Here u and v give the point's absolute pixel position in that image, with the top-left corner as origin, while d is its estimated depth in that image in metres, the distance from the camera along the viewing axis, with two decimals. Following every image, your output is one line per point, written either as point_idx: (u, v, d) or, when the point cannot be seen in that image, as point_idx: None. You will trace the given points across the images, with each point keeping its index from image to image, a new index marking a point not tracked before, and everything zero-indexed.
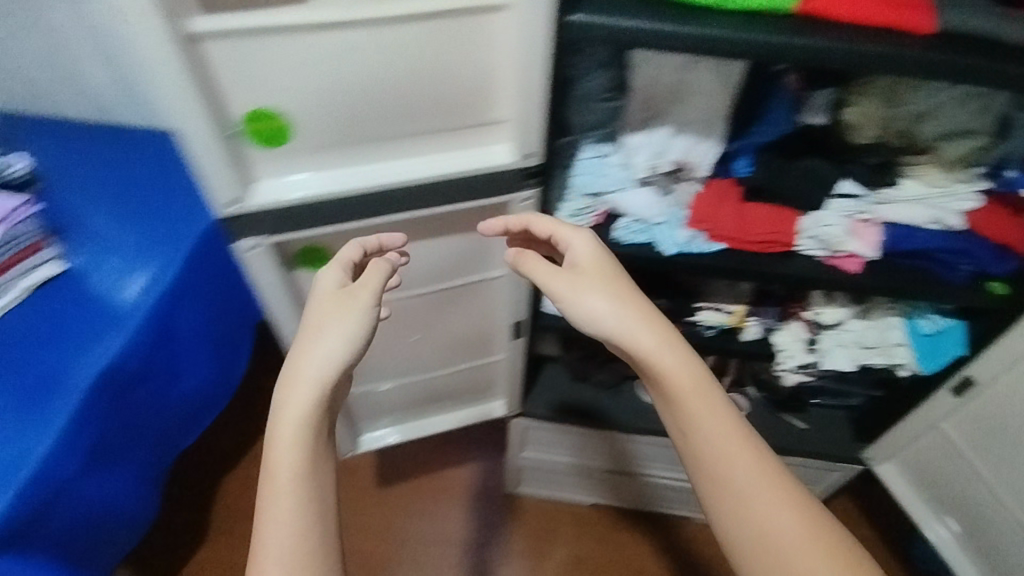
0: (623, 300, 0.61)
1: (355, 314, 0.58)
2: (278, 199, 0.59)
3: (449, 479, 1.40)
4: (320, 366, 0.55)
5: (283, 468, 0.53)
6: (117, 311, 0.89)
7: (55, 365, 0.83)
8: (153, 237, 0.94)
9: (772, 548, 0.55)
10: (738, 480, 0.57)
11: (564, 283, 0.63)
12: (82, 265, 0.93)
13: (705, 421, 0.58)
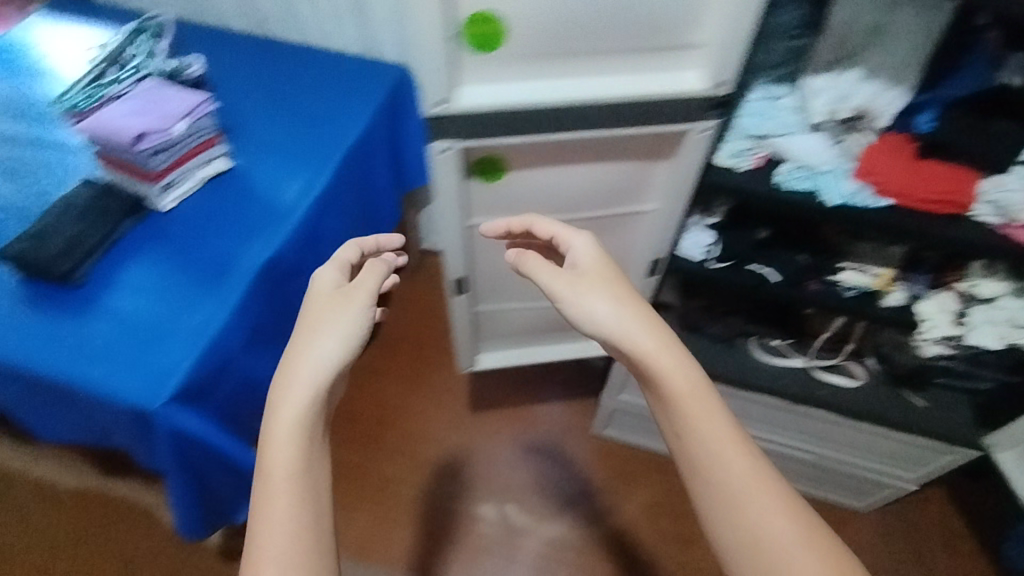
0: (632, 297, 0.61)
1: (356, 310, 0.57)
2: (479, 103, 0.64)
3: (534, 414, 1.47)
4: (321, 363, 0.53)
5: (285, 474, 0.49)
6: (278, 207, 0.97)
7: (230, 247, 0.92)
8: (313, 146, 1.05)
9: (774, 562, 0.49)
10: (726, 484, 0.52)
11: (568, 280, 0.63)
12: (248, 164, 1.01)
13: (691, 418, 0.54)
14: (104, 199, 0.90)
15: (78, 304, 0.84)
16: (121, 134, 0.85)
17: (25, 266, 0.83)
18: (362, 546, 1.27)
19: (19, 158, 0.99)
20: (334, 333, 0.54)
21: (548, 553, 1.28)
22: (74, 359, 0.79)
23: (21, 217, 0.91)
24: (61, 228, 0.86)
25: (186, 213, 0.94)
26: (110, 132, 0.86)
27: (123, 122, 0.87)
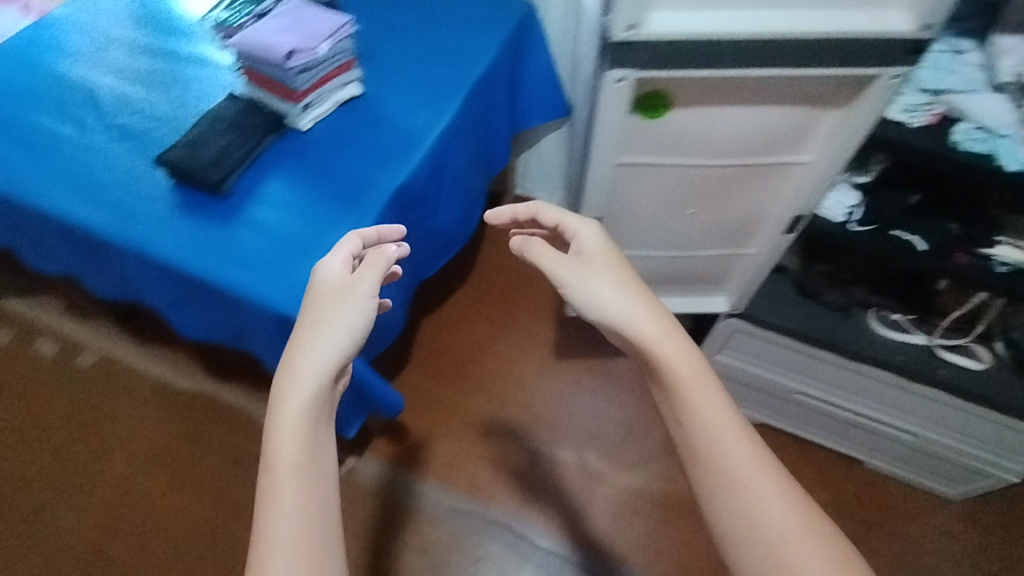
0: (633, 292, 0.63)
1: (359, 299, 0.60)
2: (669, 30, 0.62)
3: (617, 366, 1.48)
4: (328, 353, 0.55)
5: (300, 461, 0.51)
6: (408, 135, 0.98)
7: (364, 171, 0.94)
8: (443, 76, 1.05)
9: (771, 545, 0.50)
10: (723, 470, 0.53)
11: (571, 272, 0.66)
12: (378, 91, 1.02)
13: (689, 406, 0.56)
14: (250, 114, 0.93)
15: (227, 213, 0.88)
16: (274, 49, 0.88)
17: (182, 173, 0.87)
18: (447, 473, 1.32)
19: (171, 73, 1.03)
20: (339, 322, 0.57)
21: (625, 502, 1.30)
22: (227, 265, 0.85)
23: (174, 127, 0.96)
24: (213, 139, 0.90)
25: (322, 135, 0.96)
26: (263, 48, 0.88)
27: (275, 39, 0.90)
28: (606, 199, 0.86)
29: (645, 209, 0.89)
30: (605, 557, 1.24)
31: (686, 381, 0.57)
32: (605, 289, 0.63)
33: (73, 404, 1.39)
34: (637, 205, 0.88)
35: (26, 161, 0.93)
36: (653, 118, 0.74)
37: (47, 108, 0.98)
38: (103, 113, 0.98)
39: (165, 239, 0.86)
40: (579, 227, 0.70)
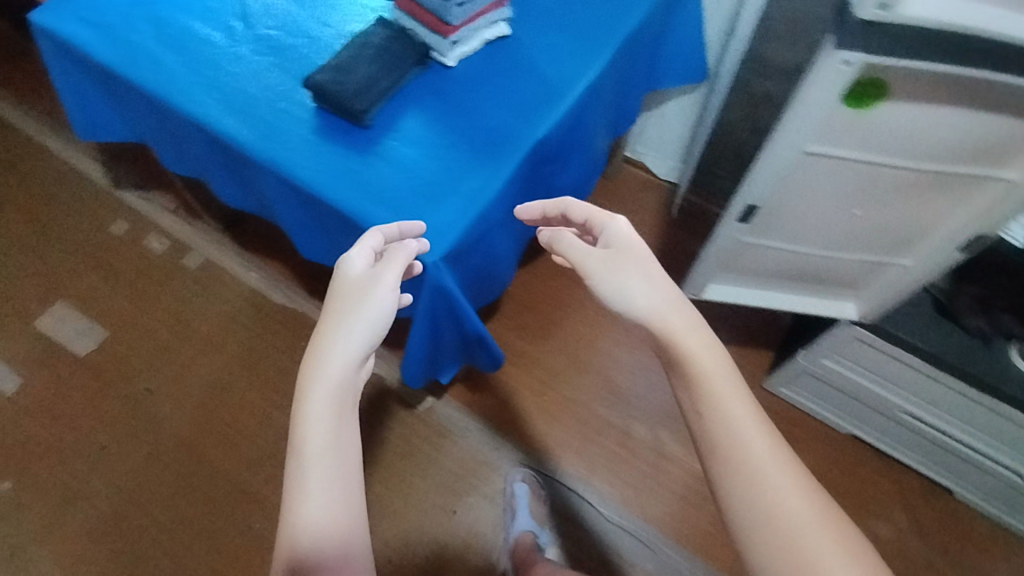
0: (659, 300, 0.61)
1: (382, 291, 0.61)
2: (921, 18, 0.56)
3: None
4: (351, 347, 0.58)
5: (325, 458, 0.53)
6: (553, 85, 0.93)
7: (506, 118, 0.90)
8: (595, 25, 0.98)
9: (787, 535, 0.49)
10: (738, 461, 0.52)
11: (597, 266, 0.65)
12: (527, 33, 0.96)
13: (707, 400, 0.55)
14: (400, 43, 0.90)
15: (369, 143, 0.87)
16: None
17: (330, 97, 0.86)
18: (520, 428, 1.33)
19: None
20: (363, 318, 0.59)
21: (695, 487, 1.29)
22: (364, 197, 0.83)
23: (320, 46, 0.94)
24: (364, 66, 0.88)
25: (466, 74, 0.92)
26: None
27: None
28: (768, 189, 0.80)
29: (803, 203, 0.82)
30: (667, 539, 1.24)
31: (704, 377, 0.57)
32: (633, 292, 0.62)
33: (177, 300, 1.45)
34: (794, 197, 0.82)
35: (176, 62, 0.93)
36: (856, 108, 0.67)
37: (197, 11, 0.98)
38: (250, 22, 0.96)
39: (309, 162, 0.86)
40: (609, 224, 0.69)
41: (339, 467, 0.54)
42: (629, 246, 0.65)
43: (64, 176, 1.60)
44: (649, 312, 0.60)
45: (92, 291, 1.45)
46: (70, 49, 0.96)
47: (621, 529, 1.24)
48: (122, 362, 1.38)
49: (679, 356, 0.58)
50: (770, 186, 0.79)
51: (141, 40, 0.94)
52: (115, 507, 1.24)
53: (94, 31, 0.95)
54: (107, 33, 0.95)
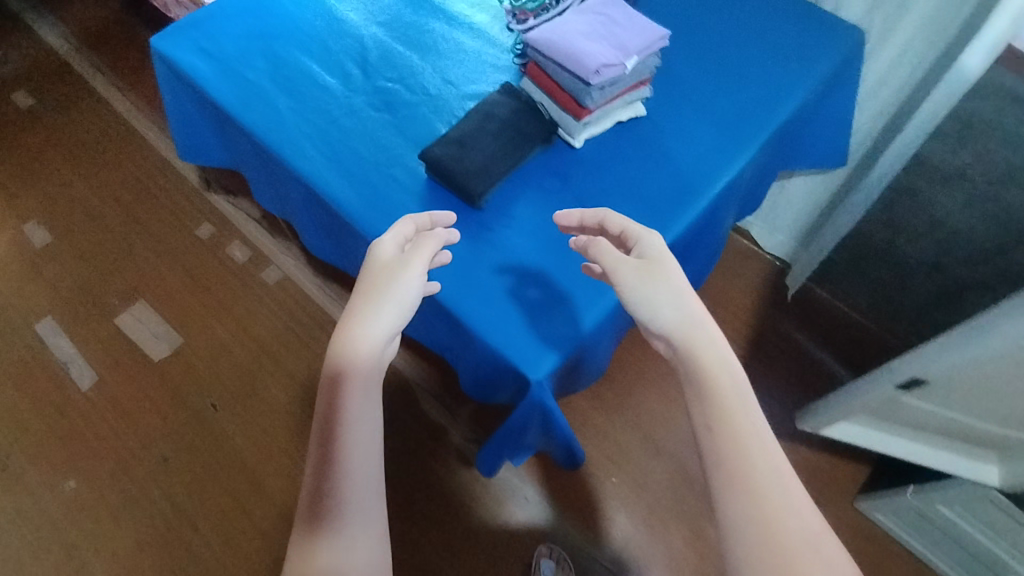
0: (688, 313, 0.58)
1: (414, 273, 0.62)
2: None
3: (797, 454, 1.28)
4: (380, 328, 0.57)
5: (348, 414, 0.52)
6: (688, 179, 0.82)
7: (633, 213, 0.79)
8: (742, 113, 0.87)
9: (779, 550, 0.44)
10: (745, 472, 0.48)
11: (628, 274, 0.62)
12: (665, 115, 0.86)
13: (721, 406, 0.51)
14: (527, 118, 0.82)
15: (480, 227, 0.79)
16: (591, 62, 0.73)
17: (446, 175, 0.79)
18: (580, 509, 1.24)
19: (443, 41, 0.94)
20: (398, 296, 0.60)
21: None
22: (469, 290, 0.75)
23: (438, 108, 0.87)
24: (487, 142, 0.80)
25: (593, 157, 0.83)
26: (576, 55, 0.74)
27: (591, 45, 0.75)
28: (947, 337, 0.77)
29: (977, 395, 0.81)
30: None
31: (719, 384, 0.53)
32: (663, 304, 0.59)
33: (251, 316, 1.44)
34: (966, 387, 0.81)
35: (288, 108, 0.87)
36: None
37: (317, 53, 0.92)
38: (369, 72, 0.91)
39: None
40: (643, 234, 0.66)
41: (361, 420, 0.52)
42: (664, 262, 0.63)
43: (159, 171, 1.61)
44: (678, 323, 0.57)
45: (172, 294, 1.46)
46: (184, 79, 0.92)
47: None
48: (191, 372, 1.38)
49: (698, 366, 0.54)
50: (952, 337, 0.76)
51: (256, 79, 0.90)
52: (166, 521, 1.24)
53: (211, 64, 0.91)
54: (224, 68, 0.90)
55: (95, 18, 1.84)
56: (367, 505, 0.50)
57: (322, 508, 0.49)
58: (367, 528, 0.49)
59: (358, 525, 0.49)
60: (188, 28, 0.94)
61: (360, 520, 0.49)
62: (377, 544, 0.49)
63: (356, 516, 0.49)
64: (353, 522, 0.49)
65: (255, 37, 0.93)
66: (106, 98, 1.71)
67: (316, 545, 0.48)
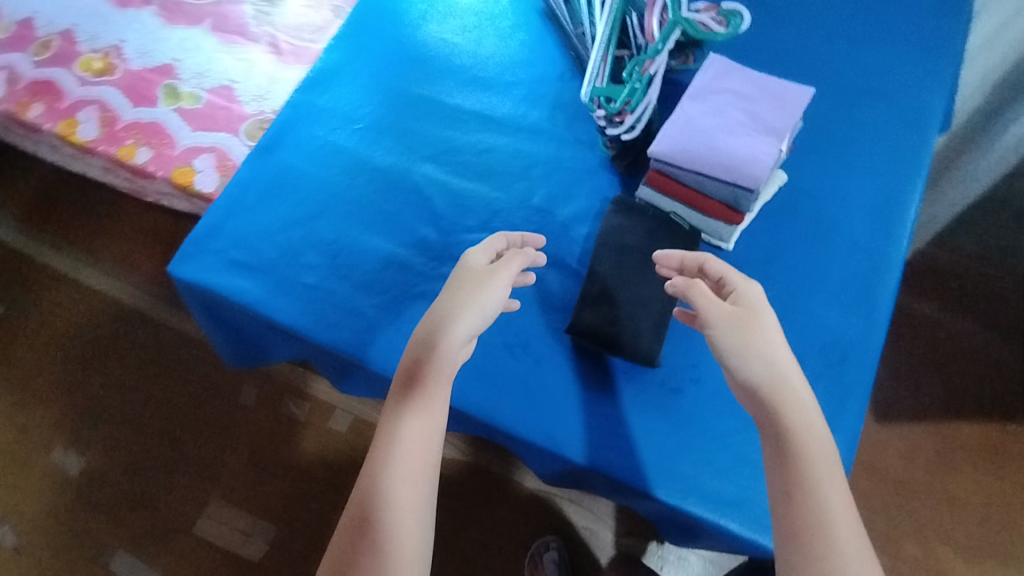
0: (780, 377, 0.52)
1: (499, 287, 0.60)
2: None
3: (961, 433, 1.22)
4: (458, 339, 0.58)
5: (418, 397, 0.57)
6: (871, 247, 0.69)
7: (832, 314, 0.66)
8: (890, 140, 0.73)
9: None
10: (823, 558, 0.46)
11: (724, 323, 0.54)
12: (811, 174, 0.71)
13: (807, 477, 0.49)
14: (669, 238, 0.67)
15: (670, 393, 0.65)
16: (764, 172, 0.59)
17: (609, 346, 0.64)
18: None
19: (509, 157, 0.77)
20: (478, 315, 0.59)
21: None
22: (685, 482, 0.62)
23: (548, 252, 0.72)
24: (640, 288, 0.66)
25: (757, 257, 0.69)
26: (740, 167, 0.59)
27: (749, 145, 0.60)
28: None
29: None
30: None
31: (805, 452, 0.50)
32: (757, 361, 0.53)
33: (348, 474, 1.29)
34: None
35: (375, 309, 0.71)
36: None
37: (374, 224, 0.75)
38: (445, 229, 0.74)
39: (607, 437, 0.63)
40: (743, 284, 0.57)
41: (424, 411, 0.56)
42: (762, 311, 0.55)
43: (173, 344, 1.40)
44: (770, 383, 0.52)
45: (253, 481, 1.29)
46: (227, 305, 0.75)
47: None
48: (311, 563, 1.23)
49: (789, 433, 0.51)
50: None
51: (319, 283, 0.73)
52: None
53: (257, 281, 0.74)
54: (274, 279, 0.73)
55: (20, 185, 1.57)
56: (417, 484, 0.55)
57: (379, 477, 0.54)
58: (411, 499, 0.54)
59: (401, 494, 0.54)
60: (205, 240, 0.76)
61: (410, 492, 0.54)
62: (417, 517, 0.54)
63: (406, 488, 0.54)
64: (402, 492, 0.54)
65: (290, 226, 0.76)
66: (74, 279, 1.47)
67: (367, 497, 0.54)
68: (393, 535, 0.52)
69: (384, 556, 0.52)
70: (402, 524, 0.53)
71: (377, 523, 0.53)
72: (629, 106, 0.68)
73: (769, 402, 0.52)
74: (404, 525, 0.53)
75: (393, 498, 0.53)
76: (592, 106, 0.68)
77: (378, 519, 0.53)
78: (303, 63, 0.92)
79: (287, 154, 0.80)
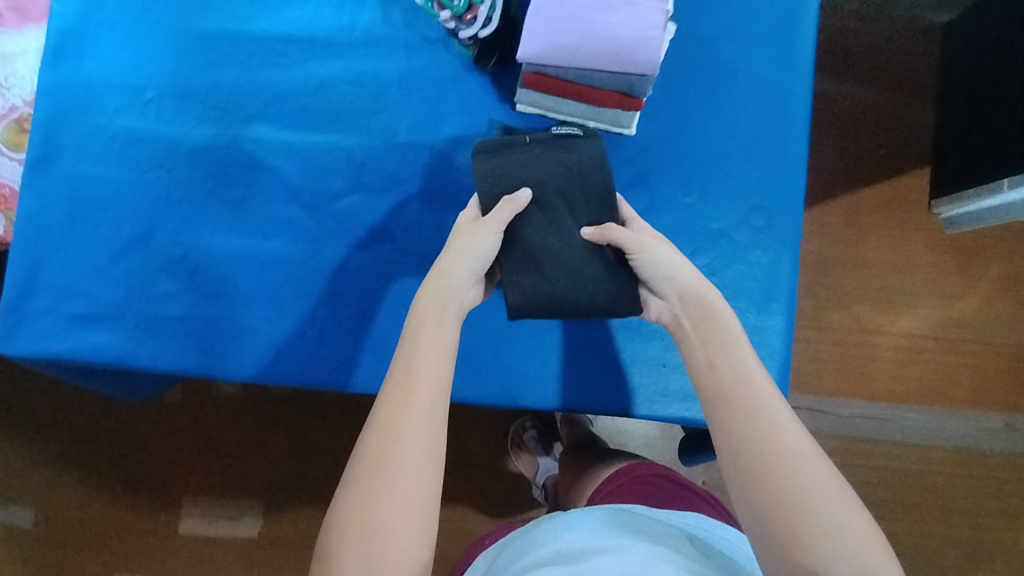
0: (692, 278, 0.50)
1: (496, 229, 0.52)
2: None
3: (909, 196, 1.12)
4: (465, 272, 0.50)
5: (429, 314, 0.48)
6: (775, 84, 0.62)
7: (749, 176, 0.62)
8: None
9: (790, 488, 0.40)
10: (752, 421, 0.43)
11: (647, 244, 0.52)
12: (700, 18, 0.62)
13: (729, 349, 0.46)
14: (568, 148, 0.55)
15: None
16: (656, 52, 0.50)
17: (573, 309, 0.55)
18: None
19: (354, 86, 0.62)
20: (467, 260, 0.50)
21: (910, 346, 1.10)
22: (653, 390, 0.61)
23: (440, 196, 0.61)
24: (567, 222, 0.54)
25: (663, 135, 0.62)
26: (630, 54, 0.50)
27: (633, 21, 0.49)
28: None
29: None
30: (906, 406, 1.10)
31: (721, 332, 0.47)
32: (672, 268, 0.51)
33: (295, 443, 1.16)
34: None
35: (267, 322, 0.60)
36: None
37: (226, 220, 0.61)
38: (312, 202, 0.61)
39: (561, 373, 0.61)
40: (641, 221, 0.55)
41: (433, 317, 0.48)
42: (641, 236, 0.52)
43: None
44: (684, 287, 0.50)
45: None
46: (89, 366, 0.62)
47: (862, 420, 1.09)
48: None
49: (704, 318, 0.49)
50: None
51: (189, 311, 0.60)
52: None
53: (114, 331, 0.60)
54: (132, 321, 0.60)
55: None
56: (432, 387, 0.45)
57: (389, 391, 0.45)
58: (420, 407, 0.44)
59: (416, 399, 0.45)
60: (26, 303, 0.61)
61: (424, 396, 0.45)
62: (434, 424, 0.44)
63: (415, 404, 0.44)
64: (414, 395, 0.45)
65: (124, 252, 0.61)
66: None
67: (376, 403, 0.45)
68: (401, 446, 0.43)
69: (393, 468, 0.42)
70: (415, 428, 0.43)
71: (387, 427, 0.44)
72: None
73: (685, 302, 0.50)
74: (415, 430, 0.43)
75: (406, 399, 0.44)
76: (431, 6, 0.54)
77: (389, 423, 0.44)
78: (36, 23, 0.68)
79: (75, 160, 0.62)
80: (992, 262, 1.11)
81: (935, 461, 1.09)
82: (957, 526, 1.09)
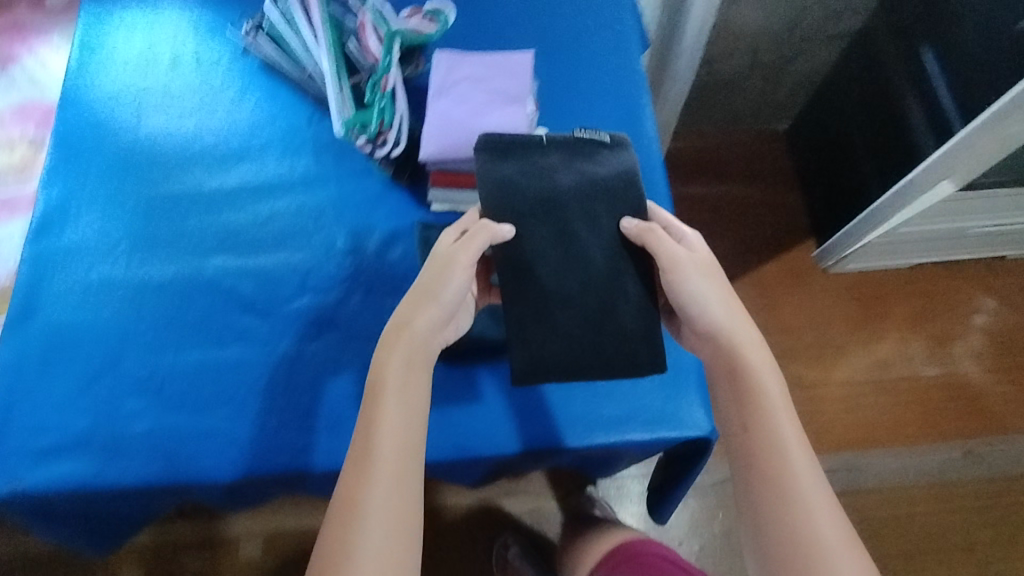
0: (729, 320, 0.58)
1: (462, 272, 0.57)
2: None
3: (799, 260, 1.28)
4: (425, 322, 0.57)
5: (389, 382, 0.54)
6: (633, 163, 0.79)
7: None
8: (607, 72, 0.83)
9: (813, 544, 0.51)
10: (782, 483, 0.53)
11: (692, 269, 0.59)
12: (564, 125, 0.80)
13: (762, 410, 0.56)
14: (591, 156, 0.63)
15: None
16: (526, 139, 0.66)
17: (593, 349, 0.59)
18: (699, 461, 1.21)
19: (296, 214, 0.75)
20: (431, 310, 0.57)
21: (849, 393, 1.18)
22: (593, 421, 0.66)
23: (378, 286, 0.71)
24: (591, 246, 0.60)
25: None
26: None
27: (505, 121, 0.66)
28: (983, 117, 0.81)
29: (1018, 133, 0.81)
30: (868, 450, 1.14)
31: (758, 390, 0.56)
32: (715, 303, 0.59)
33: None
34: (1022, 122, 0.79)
35: (229, 422, 0.65)
36: None
37: (188, 340, 0.69)
38: (266, 310, 0.70)
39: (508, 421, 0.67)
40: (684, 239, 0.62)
41: (393, 384, 0.54)
42: (678, 255, 0.59)
43: None
44: (722, 328, 0.58)
45: None
46: (53, 500, 0.63)
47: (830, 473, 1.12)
48: None
49: (742, 374, 0.57)
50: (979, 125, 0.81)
51: (154, 425, 0.65)
52: None
53: (82, 457, 0.64)
54: (100, 445, 0.64)
55: None
56: (390, 462, 0.52)
57: (355, 470, 0.51)
58: (380, 486, 0.51)
59: (376, 479, 0.51)
60: None
61: (383, 472, 0.51)
62: (395, 504, 0.51)
63: (377, 483, 0.51)
64: (374, 472, 0.51)
65: (94, 382, 0.67)
66: None
67: (340, 483, 0.52)
68: (364, 529, 0.49)
69: (359, 550, 0.49)
70: (376, 509, 0.50)
71: (350, 507, 0.50)
72: (385, 124, 0.70)
73: (724, 344, 0.58)
74: (377, 512, 0.50)
75: (368, 477, 0.51)
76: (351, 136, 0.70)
77: (351, 505, 0.50)
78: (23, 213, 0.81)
79: (51, 311, 0.70)
80: (890, 305, 1.25)
81: (910, 501, 1.11)
82: (956, 565, 1.08)
